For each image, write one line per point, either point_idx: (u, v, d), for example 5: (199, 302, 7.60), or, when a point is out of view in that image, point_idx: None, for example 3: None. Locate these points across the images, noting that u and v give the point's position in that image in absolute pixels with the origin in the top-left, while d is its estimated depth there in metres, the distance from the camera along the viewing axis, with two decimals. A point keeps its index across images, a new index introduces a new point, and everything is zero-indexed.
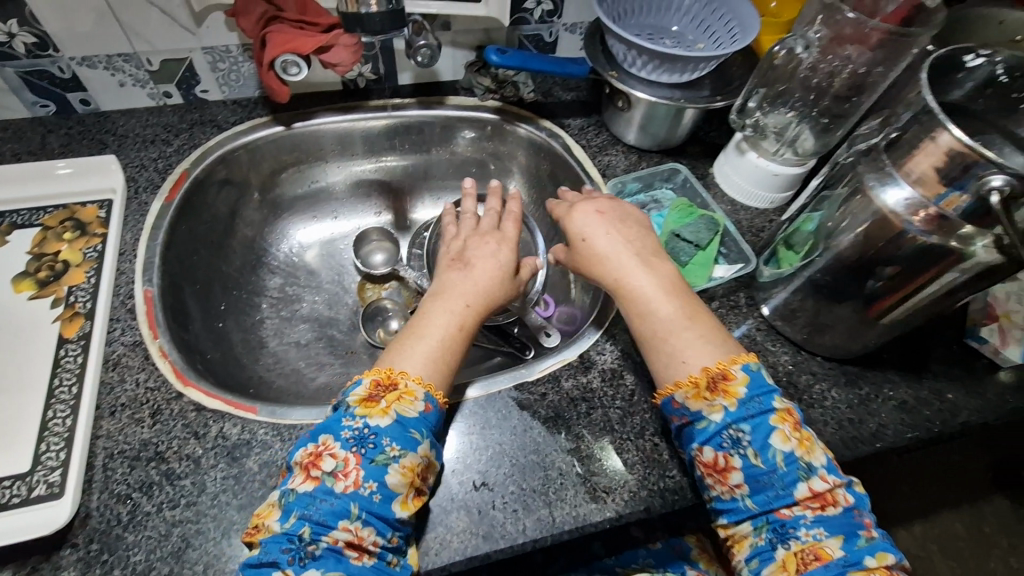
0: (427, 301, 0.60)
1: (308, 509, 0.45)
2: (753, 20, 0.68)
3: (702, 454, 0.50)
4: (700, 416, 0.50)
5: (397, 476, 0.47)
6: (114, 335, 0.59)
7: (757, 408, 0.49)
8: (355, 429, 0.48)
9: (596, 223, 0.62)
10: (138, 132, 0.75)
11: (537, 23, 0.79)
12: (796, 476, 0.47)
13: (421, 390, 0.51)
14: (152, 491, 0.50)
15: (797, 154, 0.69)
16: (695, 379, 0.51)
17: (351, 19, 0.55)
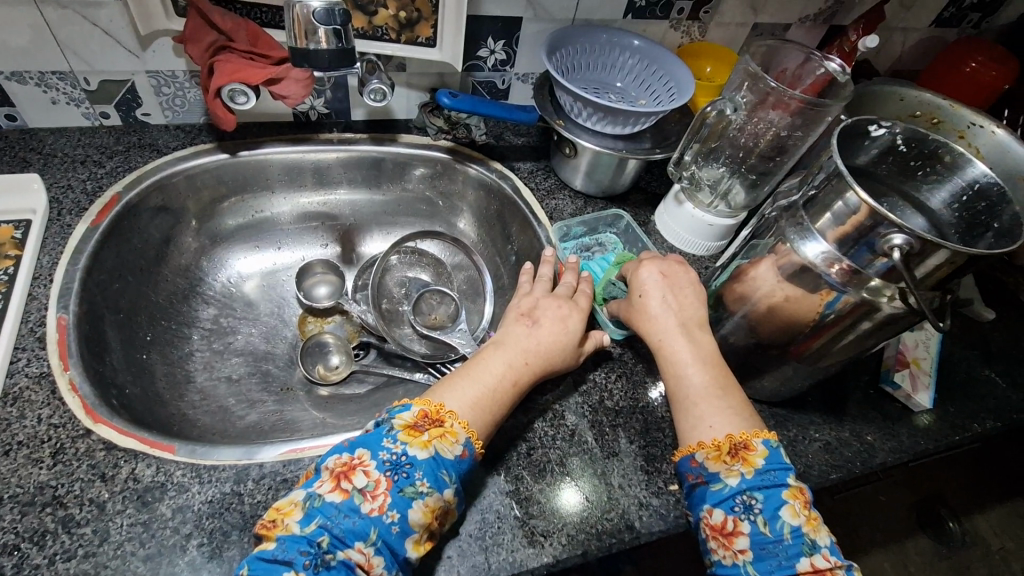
0: (486, 350, 0.59)
1: (330, 519, 0.44)
2: (688, 82, 0.74)
3: (711, 515, 0.49)
4: (716, 478, 0.50)
5: (419, 512, 0.46)
6: (18, 366, 0.54)
7: (772, 480, 0.49)
8: (392, 453, 0.48)
9: (661, 290, 0.62)
10: (68, 152, 0.71)
11: (489, 71, 0.83)
12: (801, 549, 0.46)
13: (463, 434, 0.51)
14: (44, 540, 0.46)
15: (730, 207, 0.74)
16: (717, 443, 0.52)
17: (299, 56, 0.55)
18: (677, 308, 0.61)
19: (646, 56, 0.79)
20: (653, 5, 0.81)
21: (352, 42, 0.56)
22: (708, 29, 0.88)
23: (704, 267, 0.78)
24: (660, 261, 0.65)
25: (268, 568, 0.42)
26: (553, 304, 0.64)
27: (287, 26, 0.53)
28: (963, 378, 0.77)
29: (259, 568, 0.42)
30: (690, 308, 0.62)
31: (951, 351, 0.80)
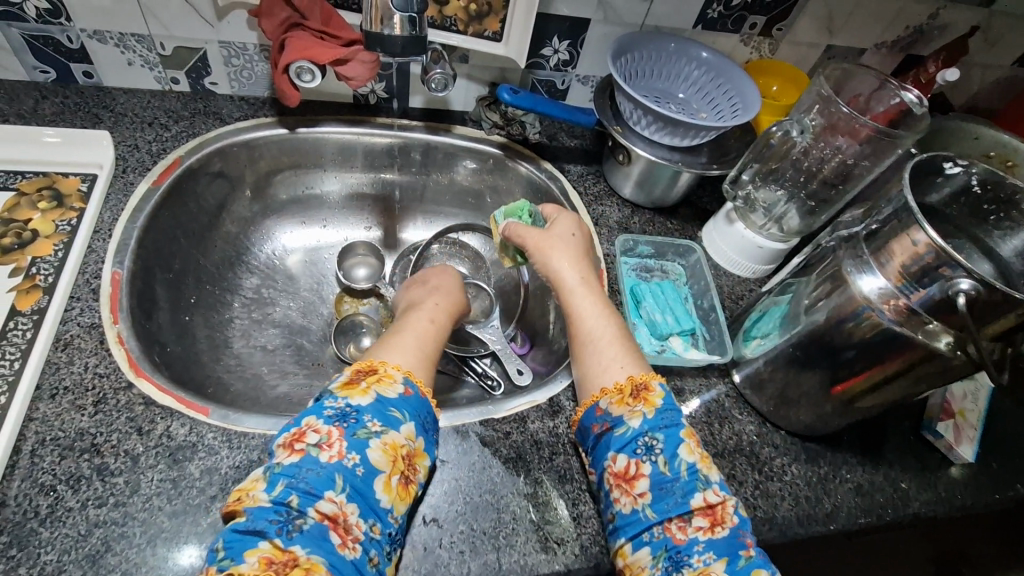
0: (410, 313, 0.64)
1: (295, 478, 0.44)
2: (755, 99, 0.72)
3: (615, 462, 0.52)
4: (621, 421, 0.53)
5: (379, 451, 0.46)
6: (72, 314, 0.56)
7: (671, 420, 0.52)
8: (337, 407, 0.48)
9: (563, 245, 0.66)
10: (137, 112, 0.74)
11: (551, 70, 0.82)
12: (695, 486, 0.49)
13: (399, 374, 0.52)
14: (79, 485, 0.47)
15: (783, 232, 0.72)
16: (621, 387, 0.55)
17: (373, 40, 0.55)
18: (571, 259, 0.65)
19: (713, 69, 0.76)
20: (726, 17, 0.79)
21: (426, 30, 0.56)
22: (779, 47, 0.85)
23: (748, 289, 0.75)
24: (566, 216, 0.69)
25: (241, 540, 0.42)
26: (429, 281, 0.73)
27: (364, 8, 0.53)
28: (1015, 437, 0.73)
29: (233, 541, 0.42)
30: (584, 260, 0.66)
31: (1003, 406, 0.75)
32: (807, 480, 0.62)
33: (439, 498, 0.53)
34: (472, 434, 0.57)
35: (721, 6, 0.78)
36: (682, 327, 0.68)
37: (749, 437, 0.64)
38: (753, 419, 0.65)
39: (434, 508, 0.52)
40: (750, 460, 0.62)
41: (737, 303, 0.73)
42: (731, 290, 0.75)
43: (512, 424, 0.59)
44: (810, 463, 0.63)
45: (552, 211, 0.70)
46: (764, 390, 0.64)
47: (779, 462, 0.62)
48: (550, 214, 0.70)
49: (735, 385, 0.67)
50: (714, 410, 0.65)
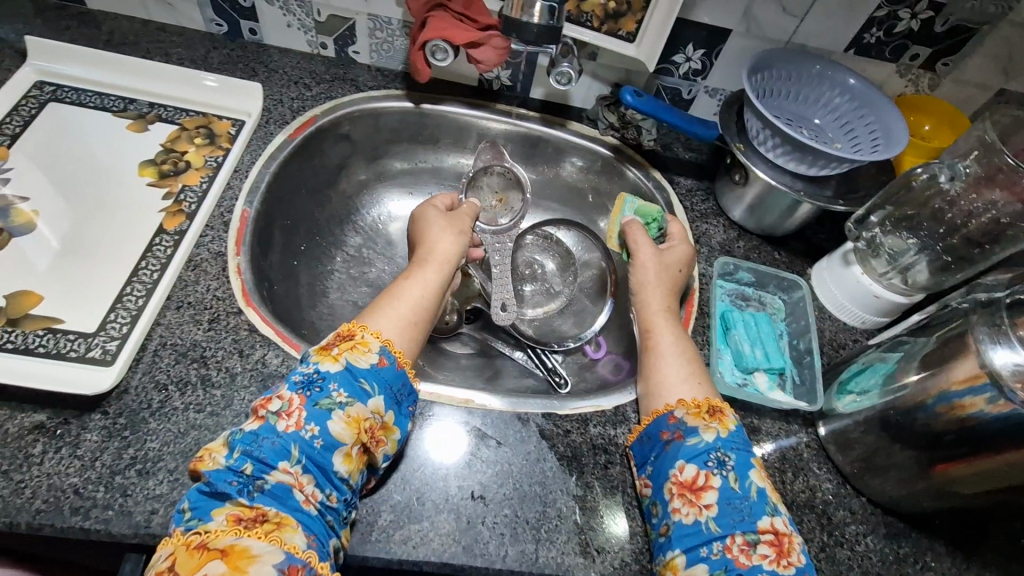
0: (400, 280, 0.63)
1: (251, 446, 0.46)
2: (901, 135, 0.65)
3: (684, 470, 0.51)
4: (695, 432, 0.52)
5: (340, 423, 0.48)
6: (204, 241, 0.63)
7: (742, 443, 0.53)
8: (305, 373, 0.50)
9: (666, 271, 0.68)
10: (287, 71, 0.81)
11: (679, 78, 0.80)
12: (763, 509, 0.49)
13: (375, 343, 0.54)
14: (186, 389, 0.53)
15: (906, 284, 0.65)
16: (697, 403, 0.55)
17: (510, 25, 0.56)
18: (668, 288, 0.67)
19: (858, 98, 0.70)
20: (885, 44, 0.73)
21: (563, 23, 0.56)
22: (940, 85, 0.77)
23: (853, 339, 0.70)
24: (683, 242, 0.71)
25: (208, 502, 0.44)
26: (425, 235, 0.69)
27: None
28: None
29: (200, 502, 0.44)
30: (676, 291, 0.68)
31: None
32: (882, 557, 0.56)
33: (490, 478, 0.54)
34: (533, 424, 0.57)
35: (881, 31, 0.72)
36: (771, 364, 0.64)
37: (824, 495, 0.59)
38: (832, 477, 0.60)
39: (483, 486, 0.53)
40: (820, 519, 0.57)
41: (838, 351, 0.68)
42: (832, 336, 0.69)
43: (574, 423, 0.58)
44: (889, 540, 0.57)
45: (677, 232, 0.72)
46: (850, 449, 0.59)
47: (854, 530, 0.57)
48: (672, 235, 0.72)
49: (819, 437, 0.62)
50: (789, 458, 0.60)
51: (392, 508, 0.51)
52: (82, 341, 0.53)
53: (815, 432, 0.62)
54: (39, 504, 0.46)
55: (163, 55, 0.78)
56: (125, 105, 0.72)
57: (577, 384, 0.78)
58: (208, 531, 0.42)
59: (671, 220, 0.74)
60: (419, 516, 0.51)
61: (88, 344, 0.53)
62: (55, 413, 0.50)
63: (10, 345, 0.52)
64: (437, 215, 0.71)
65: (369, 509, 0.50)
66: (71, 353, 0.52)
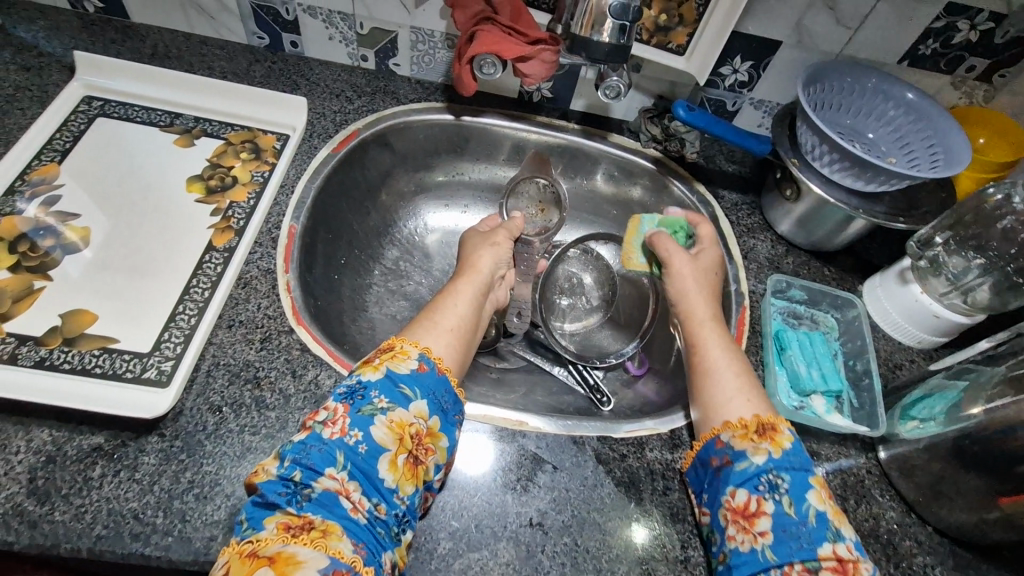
0: (446, 293, 0.62)
1: (299, 454, 0.44)
2: (964, 152, 0.64)
3: (734, 496, 0.49)
4: (743, 456, 0.50)
5: (383, 429, 0.46)
6: (253, 258, 0.62)
7: (799, 463, 0.49)
8: (348, 383, 0.49)
9: (701, 273, 0.67)
10: (328, 83, 0.80)
11: (725, 90, 0.78)
12: (824, 534, 0.45)
13: (415, 351, 0.52)
14: (240, 410, 0.53)
15: (967, 304, 0.63)
16: (745, 422, 0.52)
17: (578, 44, 0.55)
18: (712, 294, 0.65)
19: (916, 112, 0.69)
20: (941, 56, 0.71)
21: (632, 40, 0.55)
22: (997, 96, 0.75)
23: (910, 359, 0.68)
24: (712, 244, 0.70)
25: (259, 513, 0.42)
26: (461, 255, 0.70)
27: (577, 12, 0.54)
28: None
29: (254, 512, 0.42)
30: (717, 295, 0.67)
31: None
32: None
33: (547, 504, 0.52)
34: (588, 447, 0.56)
35: (937, 43, 0.70)
36: (828, 387, 0.63)
37: (888, 524, 0.57)
38: (895, 505, 0.58)
39: (542, 513, 0.52)
40: (885, 550, 0.55)
41: (895, 372, 0.66)
42: (889, 357, 0.67)
43: (630, 447, 0.57)
44: (959, 572, 0.55)
45: (706, 234, 0.70)
46: (914, 477, 0.57)
47: (920, 561, 0.55)
48: (703, 238, 0.71)
49: (880, 462, 0.60)
50: (850, 484, 0.59)
51: (450, 535, 0.50)
52: (137, 361, 0.53)
53: (876, 457, 0.60)
54: (100, 530, 0.45)
55: (205, 69, 0.77)
56: (172, 119, 0.72)
57: (620, 402, 0.76)
58: (259, 539, 0.40)
59: (696, 223, 0.72)
60: (477, 544, 0.50)
61: (143, 365, 0.53)
62: (113, 435, 0.49)
63: (67, 365, 0.52)
64: (477, 237, 0.72)
65: (427, 537, 0.49)
66: (126, 373, 0.52)
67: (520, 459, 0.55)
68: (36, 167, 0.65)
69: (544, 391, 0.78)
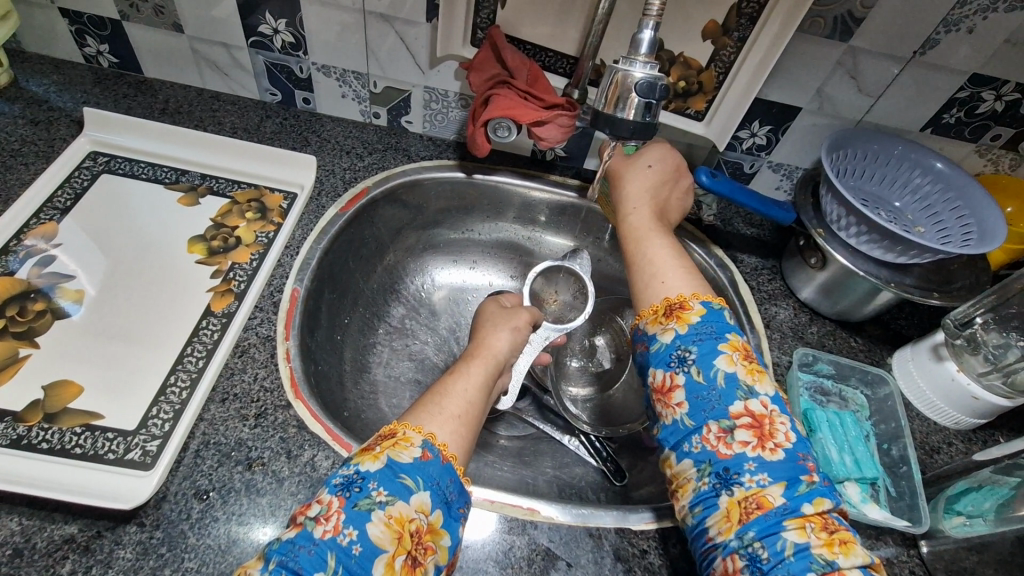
0: (453, 373, 0.58)
1: (286, 556, 0.40)
2: (999, 226, 0.61)
3: (654, 377, 0.51)
4: (655, 338, 0.52)
5: (380, 526, 0.42)
6: (252, 324, 0.59)
7: (709, 333, 0.50)
8: (344, 474, 0.45)
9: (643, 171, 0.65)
10: (339, 140, 0.79)
11: (743, 153, 0.77)
12: (735, 394, 0.47)
13: (419, 437, 0.48)
14: (229, 496, 0.48)
15: (1009, 386, 0.59)
16: (656, 308, 0.54)
17: (603, 120, 0.53)
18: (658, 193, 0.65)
19: (945, 182, 0.67)
20: (965, 125, 0.69)
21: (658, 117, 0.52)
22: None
23: (948, 442, 0.63)
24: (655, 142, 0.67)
25: None
26: (476, 333, 0.66)
27: (602, 87, 0.52)
28: None
29: None
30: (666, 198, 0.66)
31: None
32: None
33: None
34: (604, 541, 0.52)
35: (962, 111, 0.68)
36: (863, 474, 0.58)
37: None
38: None
39: None
40: None
41: (933, 457, 0.62)
42: (925, 439, 0.63)
43: (650, 541, 0.52)
44: None
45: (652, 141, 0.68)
46: None
47: None
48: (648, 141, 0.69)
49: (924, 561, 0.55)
50: None
51: None
52: (120, 440, 0.49)
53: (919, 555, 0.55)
54: None
55: (216, 124, 0.77)
56: (178, 176, 0.71)
57: (636, 478, 0.71)
58: None
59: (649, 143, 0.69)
60: None
61: (126, 444, 0.49)
62: (87, 525, 0.45)
63: (45, 445, 0.48)
64: (496, 311, 0.69)
65: None
66: (108, 455, 0.48)
67: (532, 555, 0.50)
68: (34, 225, 0.63)
69: (554, 463, 0.73)
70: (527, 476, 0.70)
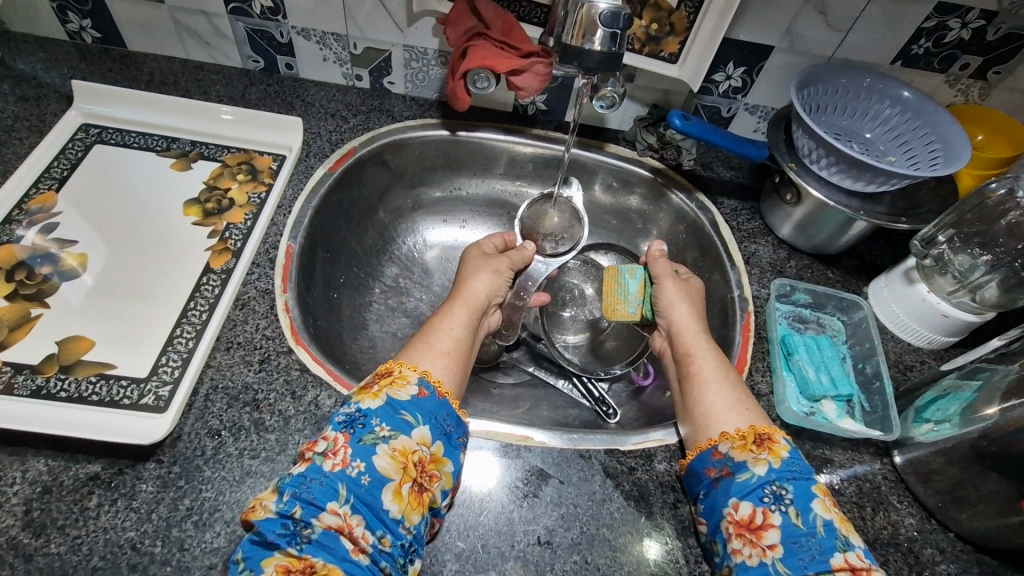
0: (438, 317, 0.60)
1: (299, 488, 0.43)
2: (964, 149, 0.63)
3: (738, 509, 0.47)
4: (743, 467, 0.49)
5: (386, 458, 0.45)
6: (251, 278, 0.62)
7: (800, 472, 0.48)
8: (348, 412, 0.48)
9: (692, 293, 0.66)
10: (323, 103, 0.81)
11: (719, 96, 0.79)
12: (834, 544, 0.44)
13: (415, 375, 0.51)
14: (239, 434, 0.52)
15: (977, 303, 0.62)
16: (741, 433, 0.52)
17: (572, 53, 0.59)
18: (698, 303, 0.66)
19: (913, 110, 0.69)
20: (934, 55, 0.71)
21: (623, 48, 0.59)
22: (993, 93, 0.75)
23: (920, 360, 0.66)
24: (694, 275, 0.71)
25: (259, 551, 0.41)
26: (460, 274, 0.68)
27: (570, 21, 0.57)
28: None
29: (252, 552, 0.41)
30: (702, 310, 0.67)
31: None
32: None
33: (555, 521, 0.51)
34: (594, 461, 0.55)
35: (930, 42, 0.70)
36: (838, 391, 0.61)
37: (908, 531, 0.55)
38: (914, 511, 0.56)
39: (550, 530, 0.50)
40: (907, 558, 0.53)
41: (905, 374, 0.65)
42: (899, 358, 0.66)
43: (637, 459, 0.56)
44: None
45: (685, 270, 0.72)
46: (931, 481, 0.55)
47: (944, 570, 0.53)
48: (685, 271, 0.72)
49: (895, 468, 0.58)
50: (866, 491, 0.57)
51: (457, 557, 0.48)
52: (134, 387, 0.52)
53: (891, 462, 0.59)
54: (97, 562, 0.44)
55: (203, 93, 0.78)
56: (169, 144, 0.73)
57: (626, 414, 0.75)
58: None
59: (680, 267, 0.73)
60: (484, 565, 0.48)
61: (140, 390, 0.52)
62: (110, 463, 0.48)
63: (64, 394, 0.51)
64: (479, 256, 0.70)
65: (434, 560, 0.48)
66: (123, 400, 0.52)
67: (527, 475, 0.53)
68: (34, 196, 0.65)
69: (548, 405, 0.76)
70: (523, 417, 0.73)
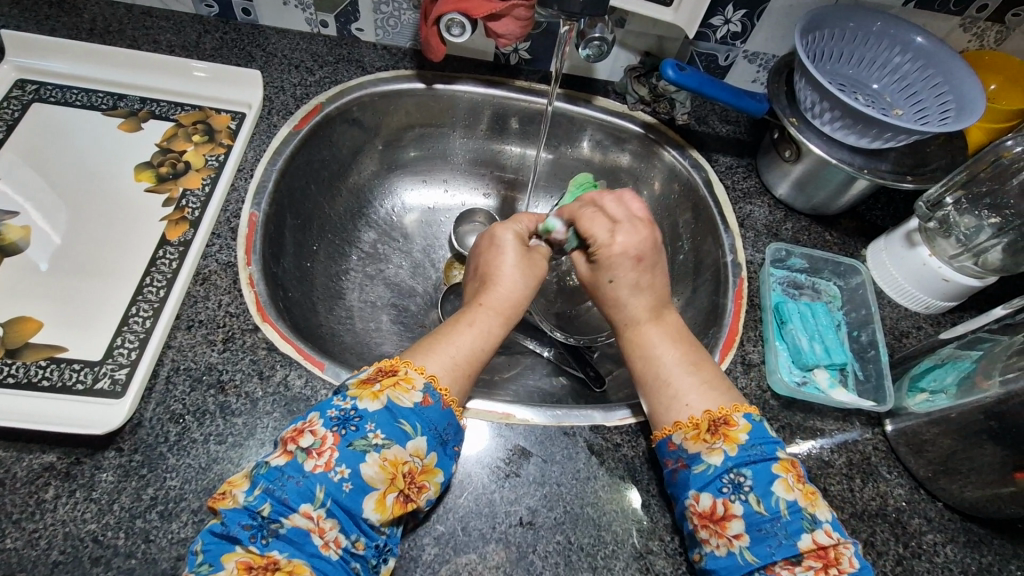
0: (455, 324, 0.54)
1: (273, 483, 0.40)
2: (977, 104, 0.59)
3: (698, 502, 0.45)
4: (699, 459, 0.46)
5: (374, 466, 0.42)
6: (211, 251, 0.57)
7: (759, 455, 0.45)
8: (341, 408, 0.44)
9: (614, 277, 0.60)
10: (286, 54, 0.74)
11: (716, 43, 0.73)
12: (801, 526, 0.43)
13: (421, 380, 0.47)
14: (204, 419, 0.49)
15: (980, 267, 0.59)
16: (696, 421, 0.48)
17: None
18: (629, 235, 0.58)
19: (925, 58, 0.64)
20: None
21: None
22: (1010, 38, 0.69)
23: (916, 326, 0.64)
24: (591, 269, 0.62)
25: (220, 544, 0.39)
26: (491, 275, 0.59)
27: None
28: None
29: (212, 545, 0.39)
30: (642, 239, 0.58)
31: None
32: (963, 568, 0.51)
33: (538, 501, 0.49)
34: (578, 438, 0.53)
35: None
36: (831, 360, 0.59)
37: (896, 502, 0.54)
38: (904, 482, 0.55)
39: (532, 511, 0.49)
40: (894, 529, 0.52)
41: (901, 340, 0.63)
42: (894, 324, 0.64)
43: (624, 436, 0.54)
44: (970, 549, 0.52)
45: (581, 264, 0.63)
46: (923, 452, 0.54)
47: (931, 540, 0.52)
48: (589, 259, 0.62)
49: (887, 437, 0.57)
50: (857, 462, 0.55)
51: (436, 540, 0.47)
52: (88, 371, 0.49)
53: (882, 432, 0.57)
54: (57, 556, 0.42)
55: (151, 43, 0.71)
56: (115, 101, 0.67)
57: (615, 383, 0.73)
58: None
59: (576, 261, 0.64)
60: (464, 547, 0.47)
61: (94, 374, 0.49)
62: (66, 453, 0.46)
63: (11, 379, 0.48)
64: (514, 253, 0.61)
65: (410, 546, 0.46)
66: (77, 385, 0.49)
67: (509, 454, 0.52)
68: None
69: (535, 374, 0.74)
70: (509, 387, 0.71)
